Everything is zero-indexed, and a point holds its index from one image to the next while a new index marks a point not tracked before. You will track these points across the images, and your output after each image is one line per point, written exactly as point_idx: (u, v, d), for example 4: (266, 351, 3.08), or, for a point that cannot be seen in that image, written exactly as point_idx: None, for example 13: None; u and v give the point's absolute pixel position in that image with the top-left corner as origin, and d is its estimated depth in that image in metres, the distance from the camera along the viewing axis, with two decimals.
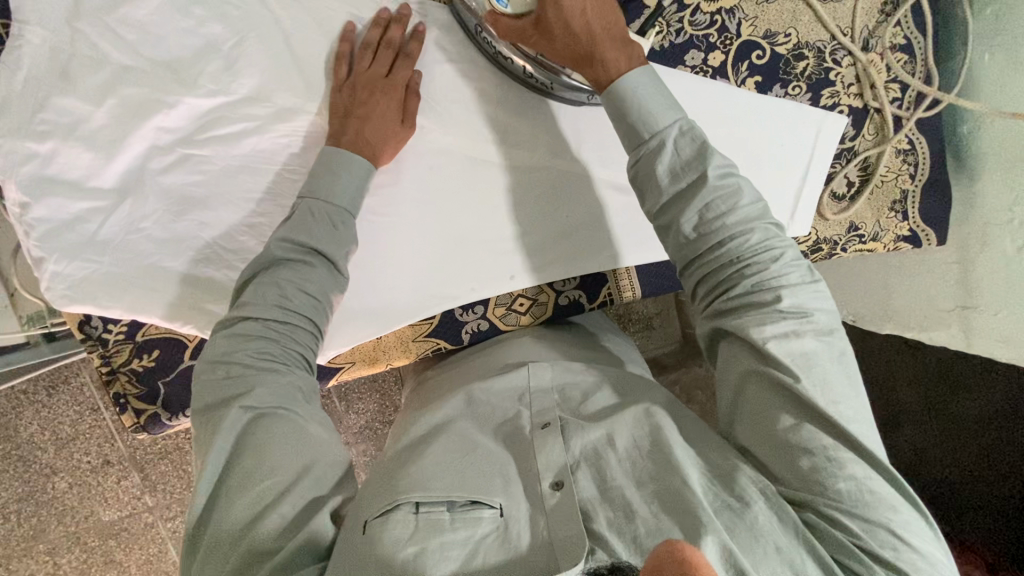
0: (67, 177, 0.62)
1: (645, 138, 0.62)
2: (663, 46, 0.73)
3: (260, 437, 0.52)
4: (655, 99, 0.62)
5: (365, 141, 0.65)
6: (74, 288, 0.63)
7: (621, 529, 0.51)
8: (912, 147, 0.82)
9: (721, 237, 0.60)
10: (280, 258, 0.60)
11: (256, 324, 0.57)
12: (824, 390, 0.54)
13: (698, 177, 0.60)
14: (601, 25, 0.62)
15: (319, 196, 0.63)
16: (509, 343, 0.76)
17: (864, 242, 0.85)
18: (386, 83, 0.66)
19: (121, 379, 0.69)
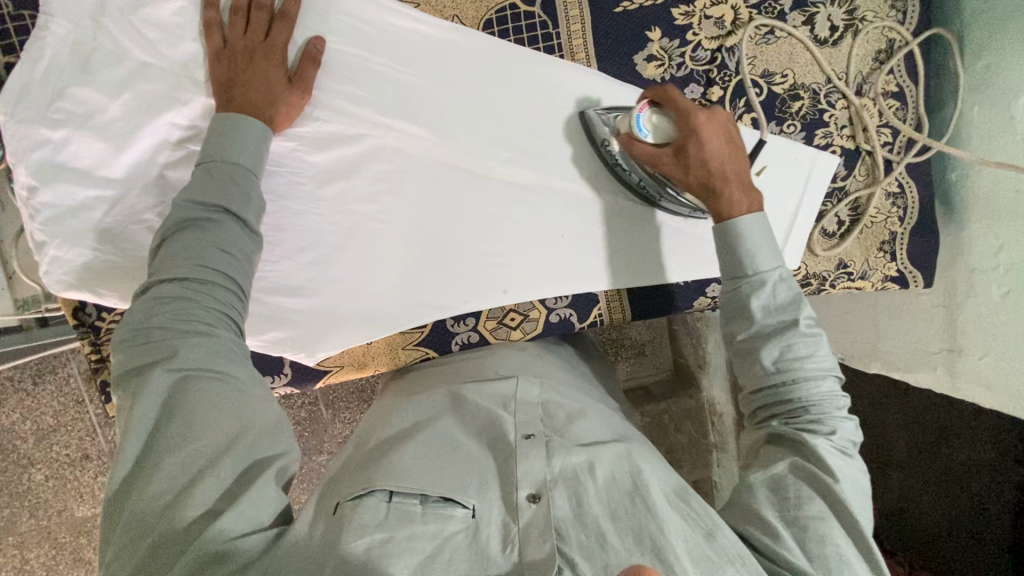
0: (77, 166, 0.64)
1: (747, 273, 0.63)
2: (664, 78, 0.76)
3: (186, 401, 0.50)
4: (764, 243, 0.64)
5: (248, 103, 0.62)
6: (73, 274, 0.64)
7: (592, 554, 0.52)
8: (901, 190, 0.85)
9: (802, 373, 0.60)
10: (188, 216, 0.55)
11: (170, 286, 0.53)
12: (858, 511, 0.56)
13: (791, 321, 0.61)
14: (722, 159, 0.66)
15: (220, 156, 0.59)
16: (496, 355, 0.77)
17: (852, 280, 0.86)
18: (264, 47, 0.64)
19: (110, 367, 0.70)
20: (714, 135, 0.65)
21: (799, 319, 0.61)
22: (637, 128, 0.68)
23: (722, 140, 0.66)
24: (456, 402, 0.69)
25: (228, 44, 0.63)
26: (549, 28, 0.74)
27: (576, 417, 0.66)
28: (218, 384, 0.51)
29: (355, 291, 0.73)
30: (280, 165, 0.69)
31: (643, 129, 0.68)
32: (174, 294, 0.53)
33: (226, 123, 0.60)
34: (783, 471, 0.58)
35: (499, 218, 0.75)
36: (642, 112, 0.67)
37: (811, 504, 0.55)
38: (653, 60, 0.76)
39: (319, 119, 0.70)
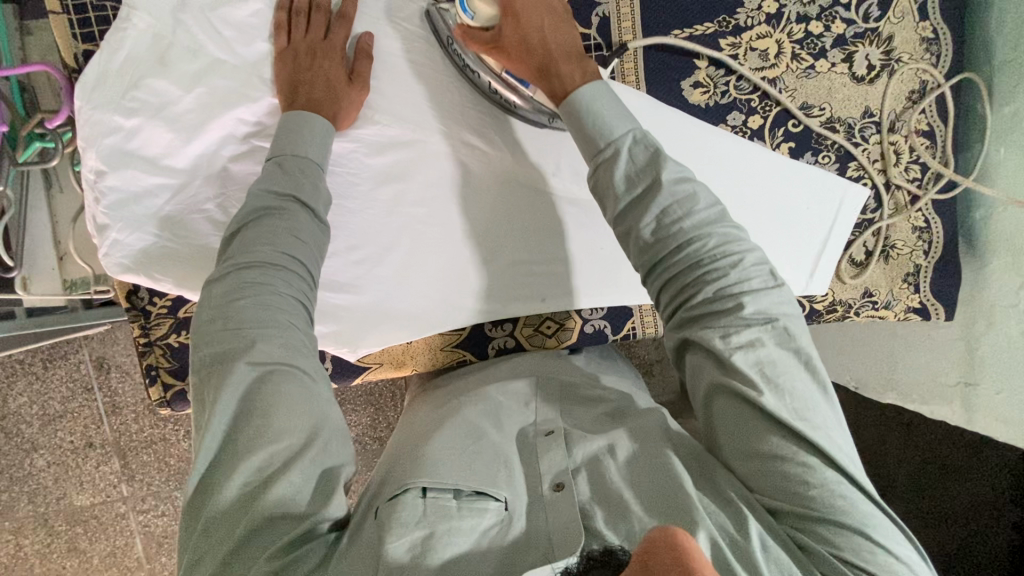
0: (146, 154, 0.66)
1: (601, 147, 0.61)
2: (708, 104, 0.80)
3: (266, 393, 0.52)
4: (610, 109, 0.62)
5: (315, 101, 0.65)
6: (129, 258, 0.66)
7: (617, 522, 0.53)
8: (927, 226, 0.88)
9: (681, 241, 0.58)
10: (265, 207, 0.59)
11: (248, 272, 0.56)
12: (788, 397, 0.53)
13: (653, 183, 0.59)
14: (550, 34, 0.64)
15: (296, 150, 0.62)
16: (523, 357, 0.78)
17: (876, 308, 0.89)
18: (326, 46, 0.67)
19: (156, 351, 0.71)
20: (525, 7, 0.64)
21: (660, 183, 0.58)
22: (463, 10, 0.67)
23: (539, 11, 0.65)
24: (481, 397, 0.70)
25: (293, 44, 0.67)
26: (603, 51, 0.76)
27: (592, 408, 0.68)
28: (292, 377, 0.53)
29: (400, 291, 0.74)
30: (337, 165, 0.71)
31: (467, 10, 0.66)
32: (254, 280, 0.55)
33: (298, 122, 0.63)
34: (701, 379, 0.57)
35: (544, 230, 0.78)
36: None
37: (731, 409, 0.55)
38: (699, 86, 0.79)
39: (378, 123, 0.72)
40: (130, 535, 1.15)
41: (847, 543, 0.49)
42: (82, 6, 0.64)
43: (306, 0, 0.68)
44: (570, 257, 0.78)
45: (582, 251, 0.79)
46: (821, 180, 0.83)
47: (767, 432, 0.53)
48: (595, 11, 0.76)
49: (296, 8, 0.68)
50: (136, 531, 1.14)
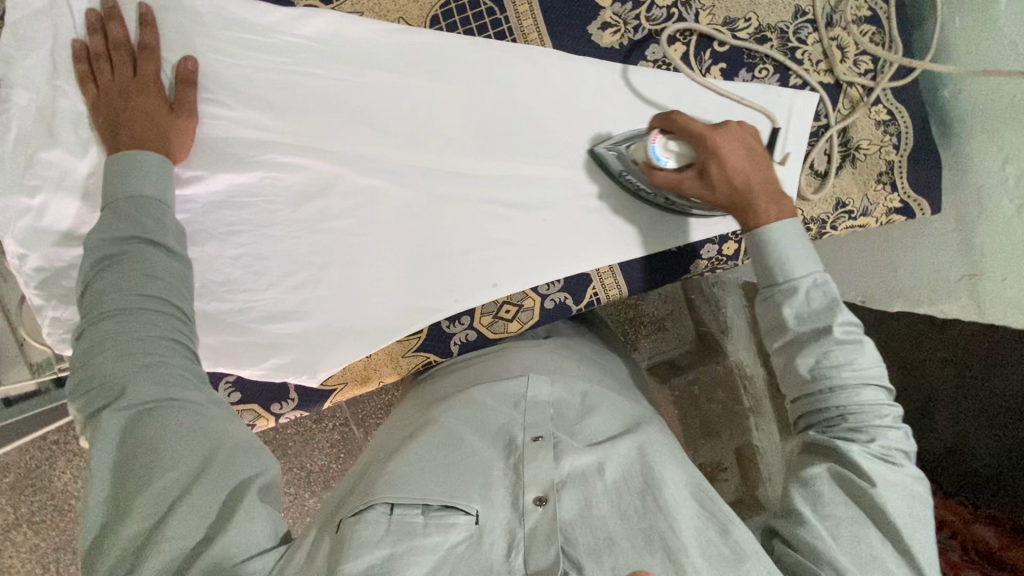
0: (59, 228, 0.65)
1: (779, 281, 0.64)
2: (623, 44, 0.75)
3: (147, 431, 0.51)
4: (797, 248, 0.64)
5: (140, 138, 0.61)
6: (72, 331, 0.67)
7: (600, 555, 0.52)
8: (892, 117, 0.81)
9: (844, 382, 0.59)
10: (110, 252, 0.56)
11: (105, 322, 0.53)
12: (901, 516, 0.53)
13: (827, 326, 0.60)
14: (754, 173, 0.67)
15: (123, 188, 0.59)
16: (513, 353, 0.78)
17: (854, 218, 0.83)
18: (138, 83, 0.63)
19: None
20: (733, 152, 0.67)
21: (832, 327, 0.60)
22: (656, 158, 0.70)
23: (746, 155, 0.67)
24: (465, 398, 0.70)
25: (103, 90, 0.63)
26: (496, 14, 0.72)
27: (587, 412, 0.68)
28: (176, 409, 0.52)
29: (346, 308, 0.73)
30: (253, 195, 0.70)
31: (661, 158, 0.70)
32: (114, 331, 0.53)
33: (122, 164, 0.60)
34: (815, 474, 0.57)
35: (481, 216, 0.76)
36: (655, 139, 0.69)
37: (842, 507, 0.54)
38: (608, 27, 0.74)
39: (281, 143, 0.70)
40: None
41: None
42: None
43: (101, 40, 0.63)
44: (513, 237, 0.77)
45: (525, 230, 0.77)
46: (768, 96, 0.78)
47: (873, 536, 0.53)
48: None
49: (92, 52, 0.63)
50: None
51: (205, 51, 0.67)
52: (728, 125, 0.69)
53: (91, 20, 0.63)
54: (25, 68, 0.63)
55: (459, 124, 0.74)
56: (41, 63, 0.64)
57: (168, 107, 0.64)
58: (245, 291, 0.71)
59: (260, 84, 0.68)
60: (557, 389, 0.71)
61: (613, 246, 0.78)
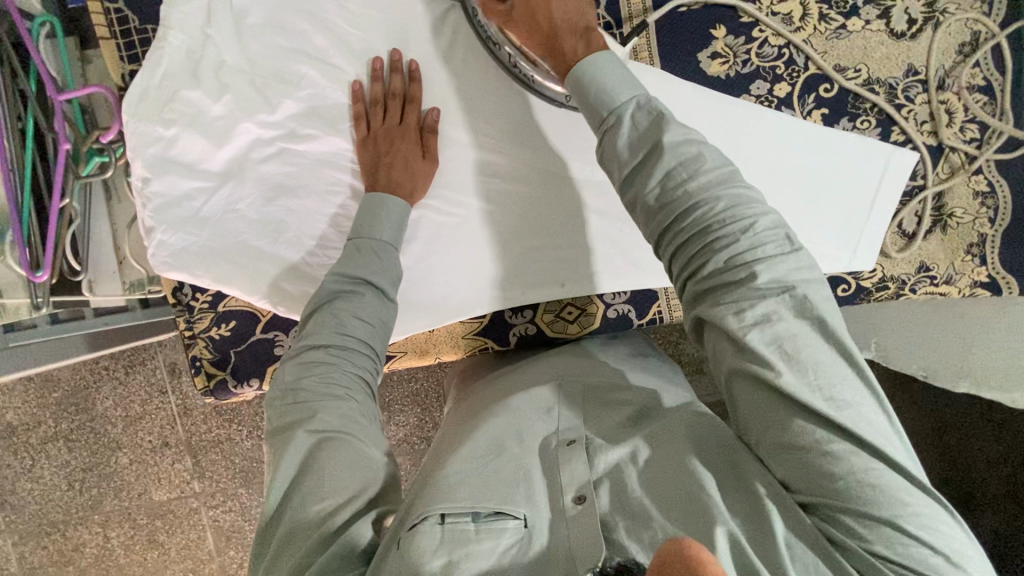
0: (184, 159, 0.72)
1: (604, 116, 0.60)
2: (729, 75, 0.76)
3: (318, 460, 0.56)
4: (616, 77, 0.60)
5: (394, 183, 0.72)
6: (174, 256, 0.73)
7: (638, 532, 0.52)
8: (991, 190, 0.80)
9: (691, 220, 0.55)
10: (341, 290, 0.67)
11: (314, 352, 0.63)
12: (809, 383, 0.50)
13: (655, 147, 0.57)
14: (559, 7, 0.63)
15: (366, 233, 0.70)
16: (541, 362, 0.77)
17: (935, 284, 0.81)
18: (402, 131, 0.73)
19: (199, 344, 0.76)
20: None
21: (660, 146, 0.56)
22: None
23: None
24: (505, 406, 0.67)
25: (372, 132, 0.73)
26: (613, 29, 0.75)
27: (615, 411, 0.66)
28: (338, 445, 0.57)
29: (421, 281, 0.77)
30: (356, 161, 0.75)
31: None
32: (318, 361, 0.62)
33: (375, 206, 0.71)
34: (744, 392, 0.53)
35: (558, 218, 0.78)
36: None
37: (765, 405, 0.51)
38: (717, 57, 0.76)
39: None
40: (203, 529, 1.24)
41: (880, 538, 0.47)
42: (127, 30, 0.71)
43: (381, 88, 0.73)
44: (589, 243, 0.79)
45: (602, 238, 0.79)
46: (856, 148, 0.78)
47: (804, 423, 0.50)
48: None
49: (371, 98, 0.73)
50: (208, 525, 1.23)
51: (343, 26, 0.73)
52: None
53: (374, 68, 0.72)
54: (185, 14, 0.70)
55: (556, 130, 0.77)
56: (199, 12, 0.70)
57: (400, 121, 0.73)
58: (333, 248, 0.75)
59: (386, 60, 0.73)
60: (589, 392, 0.69)
61: None
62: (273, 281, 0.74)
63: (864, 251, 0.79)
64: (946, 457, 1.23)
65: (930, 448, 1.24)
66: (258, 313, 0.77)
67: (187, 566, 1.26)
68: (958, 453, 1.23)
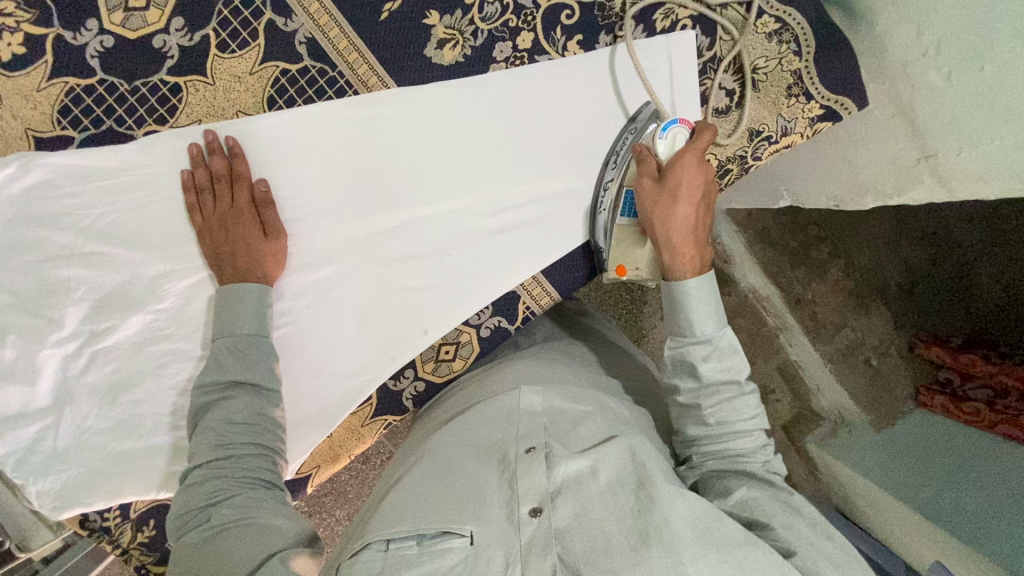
0: (8, 412, 0.70)
1: (672, 288, 0.69)
2: (465, 55, 0.71)
3: (221, 544, 0.57)
4: (691, 266, 0.69)
5: (241, 271, 0.69)
6: (59, 497, 0.72)
7: (596, 559, 0.52)
8: (783, 24, 0.74)
9: (733, 437, 0.66)
10: (212, 399, 0.66)
11: (201, 470, 0.63)
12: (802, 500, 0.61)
13: (719, 336, 0.68)
14: (681, 209, 0.69)
15: (230, 331, 0.68)
16: (497, 372, 0.81)
17: (775, 142, 0.77)
18: (235, 212, 0.69)
19: (135, 553, 0.77)
20: (691, 186, 0.69)
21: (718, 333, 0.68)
22: (665, 129, 0.71)
23: (695, 187, 0.69)
24: (461, 428, 0.69)
25: (206, 219, 0.69)
26: (329, 71, 0.69)
27: (579, 421, 0.67)
28: (241, 528, 0.59)
29: (293, 397, 0.74)
30: (169, 326, 0.72)
31: (667, 128, 0.71)
32: (204, 474, 0.62)
33: (230, 297, 0.68)
34: (744, 495, 0.60)
35: (396, 269, 0.75)
36: (681, 121, 0.71)
37: (766, 504, 0.59)
38: (445, 43, 0.70)
39: (177, 269, 0.71)
40: None
41: None
42: None
43: (205, 173, 0.69)
44: (438, 282, 0.76)
45: (439, 270, 0.76)
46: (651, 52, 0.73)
47: (797, 519, 0.58)
48: (295, 39, 0.68)
49: (197, 186, 0.69)
50: None
51: (73, 211, 0.68)
52: (695, 143, 0.69)
53: (193, 154, 0.68)
54: None
55: (336, 195, 0.72)
56: None
57: (232, 202, 0.69)
58: None
59: (139, 219, 0.69)
60: (550, 402, 0.70)
61: (526, 259, 0.76)
62: (166, 469, 0.74)
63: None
64: (918, 236, 1.22)
65: (899, 235, 1.23)
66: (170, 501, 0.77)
67: None
68: (927, 228, 1.22)
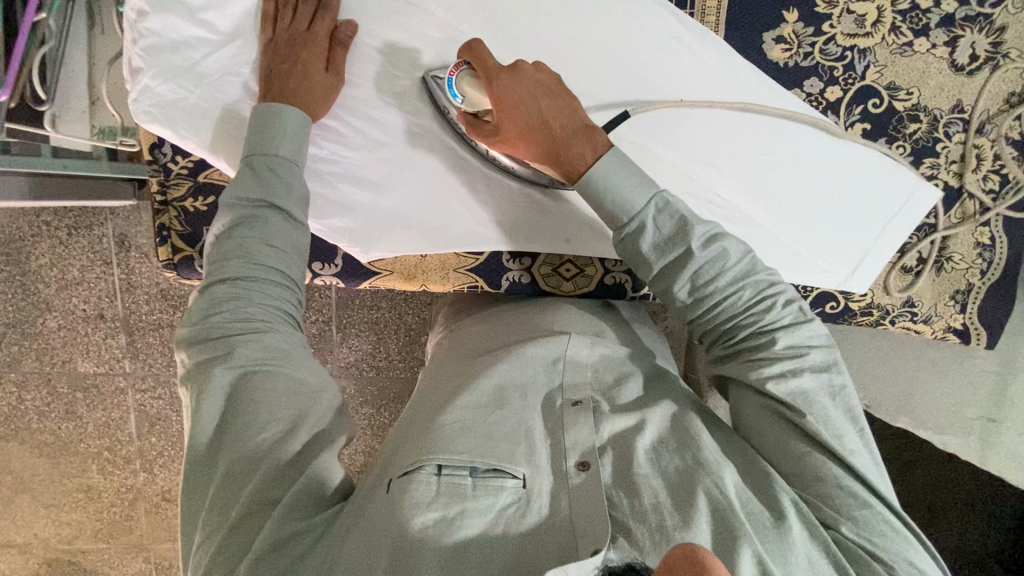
0: (190, 1, 0.64)
1: (625, 222, 0.61)
2: (787, 65, 0.75)
3: (247, 393, 0.53)
4: (630, 181, 0.61)
5: (289, 92, 0.63)
6: (158, 108, 0.65)
7: (644, 517, 0.50)
8: (992, 244, 0.81)
9: (716, 298, 0.59)
10: (240, 216, 0.58)
11: (223, 287, 0.56)
12: (824, 424, 0.54)
13: (684, 253, 0.59)
14: (515, 106, 0.62)
15: (258, 146, 0.61)
16: (557, 307, 0.74)
17: (914, 321, 0.84)
18: (308, 36, 0.64)
19: (169, 214, 0.70)
20: (515, 98, 0.62)
21: (689, 248, 0.58)
22: (456, 96, 0.66)
23: (535, 95, 0.63)
24: (514, 354, 0.63)
25: (277, 34, 0.65)
26: None
27: (623, 377, 0.63)
28: (270, 373, 0.54)
29: (429, 200, 0.72)
30: (389, 56, 0.69)
31: (457, 94, 0.65)
32: (228, 296, 0.56)
33: (267, 115, 0.61)
34: (752, 406, 0.58)
35: (472, 188, 0.73)
36: (456, 75, 0.65)
37: (788, 439, 0.55)
38: (781, 42, 0.74)
39: (434, 18, 0.69)
40: (126, 410, 1.12)
41: (887, 551, 0.51)
42: None
43: None
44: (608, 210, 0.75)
45: None
46: (826, 166, 0.77)
47: (818, 457, 0.54)
48: None
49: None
50: (132, 407, 1.11)
51: None
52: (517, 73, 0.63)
53: None
54: None
55: (601, 76, 0.72)
56: None
57: (307, 28, 0.65)
58: (338, 141, 0.69)
59: None
60: (597, 356, 0.65)
61: None
62: None
63: (859, 237, 0.79)
64: None
65: None
66: None
67: (104, 444, 1.14)
68: None
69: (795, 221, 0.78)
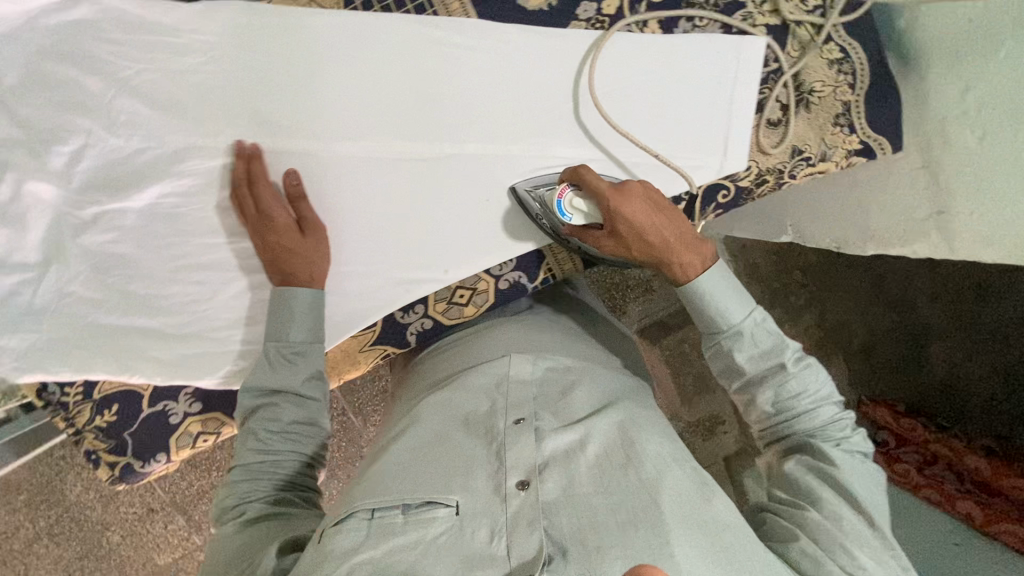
0: None
1: (723, 328, 0.66)
2: (551, 5, 0.71)
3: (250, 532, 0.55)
4: (725, 293, 0.66)
5: (285, 273, 0.67)
6: (22, 360, 0.67)
7: (583, 538, 0.50)
8: (846, 55, 0.77)
9: (800, 409, 0.63)
10: (258, 404, 0.63)
11: (239, 467, 0.60)
12: (868, 499, 0.57)
13: (778, 366, 0.64)
14: (648, 228, 0.66)
15: (273, 339, 0.66)
16: (498, 334, 0.75)
17: (812, 165, 0.80)
18: (266, 218, 0.67)
19: (89, 437, 0.72)
20: (636, 217, 0.66)
21: (783, 362, 0.64)
22: (563, 215, 0.70)
23: (647, 211, 0.67)
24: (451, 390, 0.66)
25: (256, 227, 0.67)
26: None
27: (569, 390, 0.65)
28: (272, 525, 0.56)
29: None
30: (189, 205, 0.69)
31: (566, 213, 0.70)
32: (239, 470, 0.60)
33: (279, 306, 0.66)
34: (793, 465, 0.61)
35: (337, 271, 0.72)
36: (562, 198, 0.69)
37: (820, 488, 0.57)
38: None
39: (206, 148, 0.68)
40: None
41: None
42: None
43: (244, 174, 0.67)
44: (466, 226, 0.74)
45: (472, 206, 0.74)
46: (650, 73, 0.75)
47: (849, 514, 0.56)
48: None
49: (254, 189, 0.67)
50: None
51: (113, 59, 0.64)
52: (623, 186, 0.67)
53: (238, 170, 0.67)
54: None
55: (388, 114, 0.71)
56: None
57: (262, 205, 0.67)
58: (192, 301, 0.70)
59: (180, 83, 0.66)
60: (542, 370, 0.68)
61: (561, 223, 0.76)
62: (142, 352, 0.70)
63: (711, 119, 0.77)
64: (889, 302, 1.20)
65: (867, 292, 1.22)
66: (138, 389, 0.72)
67: None
68: (897, 291, 1.20)
69: (647, 136, 0.76)
